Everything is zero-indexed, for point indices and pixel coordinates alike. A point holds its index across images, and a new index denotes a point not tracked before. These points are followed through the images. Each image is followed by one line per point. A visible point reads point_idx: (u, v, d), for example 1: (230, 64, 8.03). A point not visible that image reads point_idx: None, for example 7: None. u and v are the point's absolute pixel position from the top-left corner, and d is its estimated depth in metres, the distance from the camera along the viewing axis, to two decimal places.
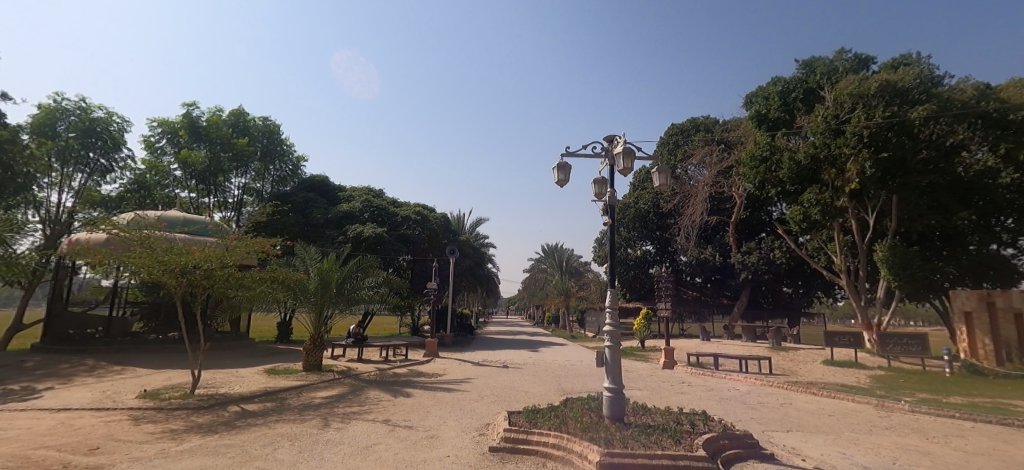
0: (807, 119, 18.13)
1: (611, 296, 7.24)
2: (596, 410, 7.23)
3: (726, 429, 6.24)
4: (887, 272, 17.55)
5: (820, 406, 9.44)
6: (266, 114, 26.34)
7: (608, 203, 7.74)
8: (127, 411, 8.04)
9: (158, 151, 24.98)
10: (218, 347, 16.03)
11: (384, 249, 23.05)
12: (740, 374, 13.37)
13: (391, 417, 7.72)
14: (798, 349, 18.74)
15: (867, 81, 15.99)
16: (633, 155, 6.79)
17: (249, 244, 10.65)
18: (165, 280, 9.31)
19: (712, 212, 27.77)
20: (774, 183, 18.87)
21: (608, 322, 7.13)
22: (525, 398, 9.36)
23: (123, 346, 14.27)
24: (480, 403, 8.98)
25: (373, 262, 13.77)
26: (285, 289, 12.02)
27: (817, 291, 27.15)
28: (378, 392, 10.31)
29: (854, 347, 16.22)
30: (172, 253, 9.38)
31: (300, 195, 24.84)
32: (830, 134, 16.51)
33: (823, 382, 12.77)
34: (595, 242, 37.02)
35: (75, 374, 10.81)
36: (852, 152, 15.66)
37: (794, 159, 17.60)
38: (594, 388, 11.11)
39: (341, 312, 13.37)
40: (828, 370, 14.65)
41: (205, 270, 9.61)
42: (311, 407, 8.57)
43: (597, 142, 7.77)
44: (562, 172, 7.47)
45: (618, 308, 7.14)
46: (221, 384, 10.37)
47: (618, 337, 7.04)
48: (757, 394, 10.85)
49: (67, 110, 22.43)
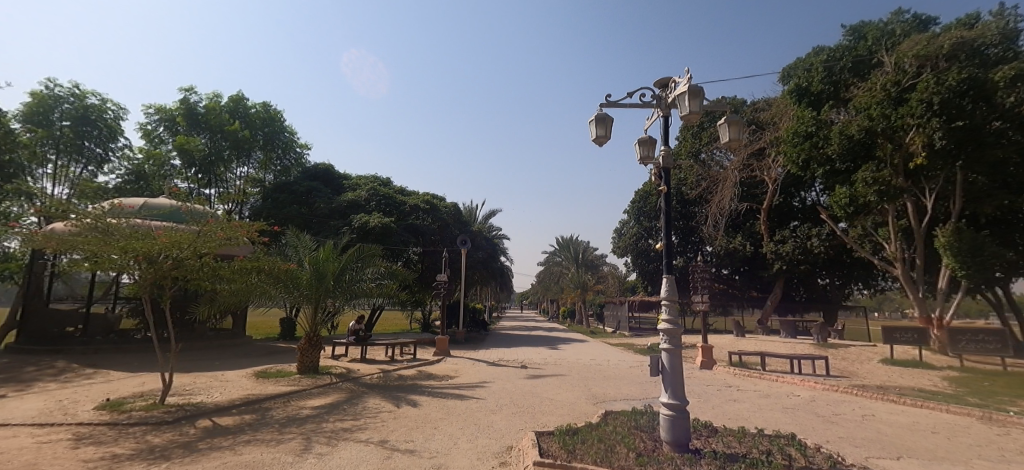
0: (860, 88, 16.09)
1: (669, 285, 5.56)
2: (649, 432, 5.67)
3: (835, 463, 4.60)
4: (951, 260, 15.58)
5: (914, 419, 7.73)
6: (266, 101, 25.15)
7: (661, 166, 5.99)
8: (72, 428, 6.63)
9: (157, 140, 23.87)
10: (209, 346, 14.86)
11: (391, 240, 21.64)
12: (794, 377, 11.61)
13: (389, 438, 6.20)
14: (849, 346, 16.86)
15: (937, 39, 14.12)
16: (701, 94, 5.00)
17: (229, 228, 9.09)
18: (132, 269, 7.94)
19: (743, 198, 25.80)
20: (820, 162, 16.83)
21: (664, 318, 5.49)
22: (553, 410, 7.77)
23: (104, 345, 12.98)
24: (501, 417, 7.40)
25: (375, 250, 12.26)
26: (273, 281, 10.56)
27: (857, 281, 25.24)
28: (380, 400, 8.81)
29: (918, 344, 14.32)
30: (132, 238, 7.94)
31: (302, 184, 23.50)
32: (890, 104, 14.49)
33: (895, 385, 11.01)
34: (614, 232, 35.15)
35: (39, 379, 9.52)
36: (919, 122, 13.64)
37: (846, 133, 15.61)
38: (630, 394, 9.51)
39: (340, 306, 11.91)
40: (893, 372, 12.85)
41: (176, 258, 8.19)
42: (296, 422, 7.09)
43: (645, 89, 6.08)
44: (602, 126, 5.79)
45: (677, 300, 5.51)
46: (199, 391, 8.94)
47: (679, 338, 5.39)
48: (827, 402, 9.11)
49: (60, 97, 21.30)
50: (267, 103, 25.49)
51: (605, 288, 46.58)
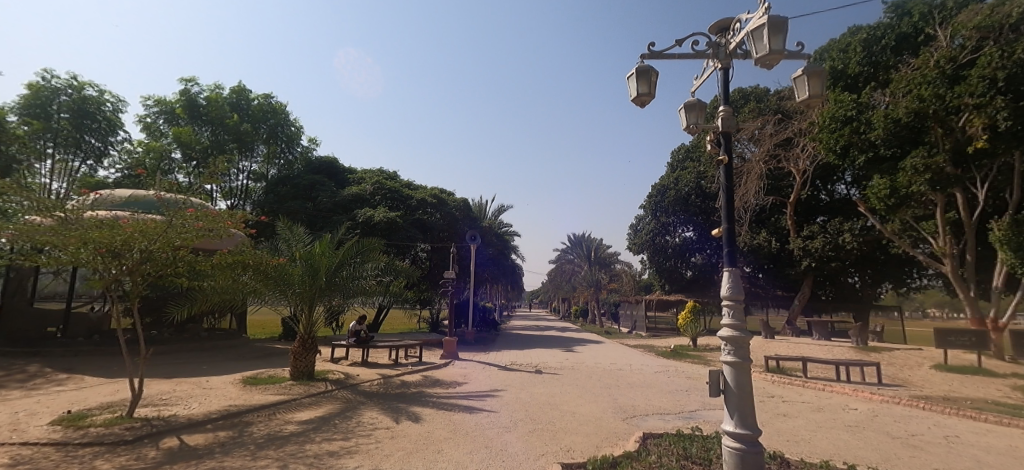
0: (909, 67, 14.74)
1: (732, 281, 4.36)
2: (705, 465, 4.53)
3: None
4: (1009, 255, 14.07)
5: (1011, 444, 6.49)
6: (269, 92, 24.36)
7: (719, 132, 4.72)
8: (13, 449, 5.61)
9: (157, 133, 23.14)
10: (200, 348, 13.96)
11: (397, 235, 20.71)
12: (844, 386, 10.37)
13: (381, 467, 5.09)
14: (892, 350, 15.53)
15: (1002, 8, 12.80)
16: (785, 28, 3.75)
17: (214, 219, 8.06)
18: (93, 263, 6.89)
19: (768, 192, 24.40)
20: (862, 148, 15.36)
21: (725, 324, 4.32)
22: (578, 427, 6.65)
23: (86, 347, 12.07)
24: (516, 437, 6.26)
25: (375, 244, 11.22)
26: (260, 278, 9.47)
27: (889, 279, 23.86)
28: (377, 412, 7.72)
29: (976, 349, 12.97)
30: (92, 226, 6.87)
31: (305, 177, 22.72)
32: (945, 82, 13.18)
33: (962, 397, 9.73)
34: (629, 229, 33.83)
35: (4, 385, 8.61)
36: (979, 101, 12.24)
37: (891, 116, 14.23)
38: (663, 406, 8.35)
39: (337, 306, 10.88)
40: (951, 380, 11.54)
41: (145, 251, 7.13)
42: (274, 442, 6.00)
43: (697, 38, 4.89)
44: (644, 81, 4.60)
45: (742, 300, 4.33)
46: (176, 402, 7.92)
47: (747, 349, 4.20)
48: (893, 419, 7.87)
49: (57, 88, 20.47)
50: (270, 95, 24.67)
51: (619, 287, 45.24)
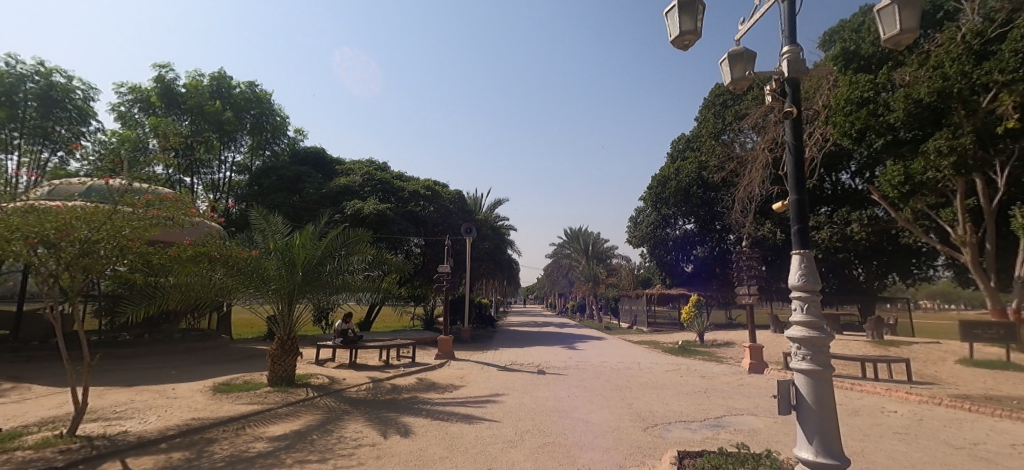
0: (929, 45, 13.97)
1: (805, 268, 3.46)
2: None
3: None
4: None
5: None
6: (252, 80, 23.18)
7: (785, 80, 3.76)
8: None
9: (132, 122, 21.90)
10: (173, 350, 12.93)
11: (388, 228, 19.69)
12: (875, 385, 9.52)
13: None
14: (912, 344, 14.74)
15: None
16: None
17: (174, 209, 7.11)
18: (23, 257, 5.86)
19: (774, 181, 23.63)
20: (880, 130, 14.38)
21: (796, 321, 3.42)
22: (595, 441, 5.73)
23: (42, 353, 10.92)
24: (524, 454, 5.32)
25: (362, 234, 10.20)
26: (231, 274, 8.41)
27: (895, 270, 23.17)
28: (362, 425, 6.74)
29: (1005, 342, 12.16)
30: (22, 213, 5.85)
31: (290, 168, 21.57)
32: (970, 59, 12.40)
33: (1005, 396, 8.92)
34: (629, 221, 32.97)
35: None
36: (1010, 77, 11.39)
37: (912, 96, 13.30)
38: (686, 412, 7.45)
39: (320, 304, 9.87)
40: (985, 377, 10.74)
41: (85, 243, 6.10)
42: (236, 466, 5.04)
43: None
44: (688, 14, 3.68)
45: (817, 290, 3.42)
46: (130, 415, 6.89)
47: (827, 353, 3.28)
48: (944, 423, 7.02)
49: (23, 75, 19.18)
50: (252, 82, 23.47)
51: (617, 280, 44.43)
